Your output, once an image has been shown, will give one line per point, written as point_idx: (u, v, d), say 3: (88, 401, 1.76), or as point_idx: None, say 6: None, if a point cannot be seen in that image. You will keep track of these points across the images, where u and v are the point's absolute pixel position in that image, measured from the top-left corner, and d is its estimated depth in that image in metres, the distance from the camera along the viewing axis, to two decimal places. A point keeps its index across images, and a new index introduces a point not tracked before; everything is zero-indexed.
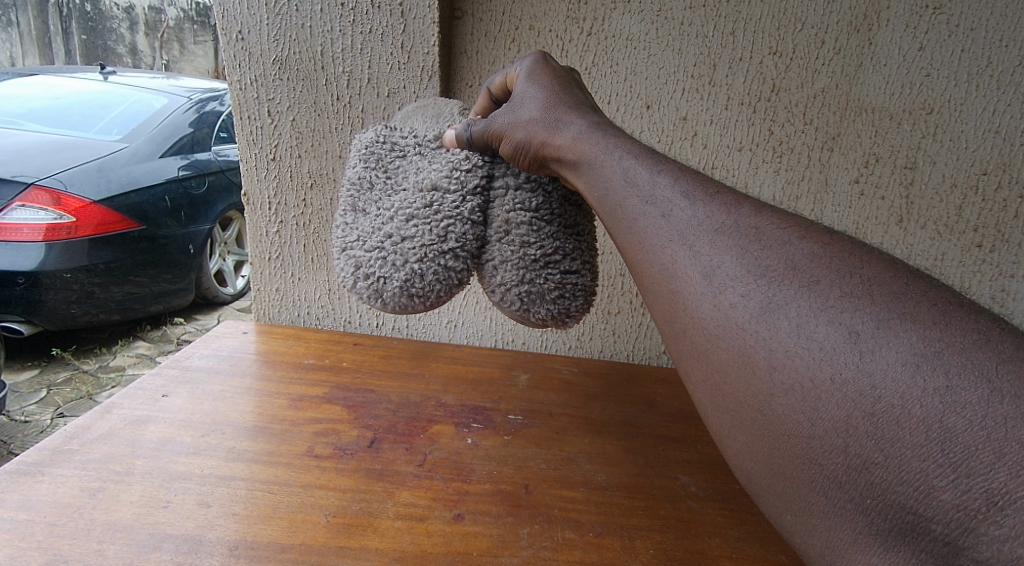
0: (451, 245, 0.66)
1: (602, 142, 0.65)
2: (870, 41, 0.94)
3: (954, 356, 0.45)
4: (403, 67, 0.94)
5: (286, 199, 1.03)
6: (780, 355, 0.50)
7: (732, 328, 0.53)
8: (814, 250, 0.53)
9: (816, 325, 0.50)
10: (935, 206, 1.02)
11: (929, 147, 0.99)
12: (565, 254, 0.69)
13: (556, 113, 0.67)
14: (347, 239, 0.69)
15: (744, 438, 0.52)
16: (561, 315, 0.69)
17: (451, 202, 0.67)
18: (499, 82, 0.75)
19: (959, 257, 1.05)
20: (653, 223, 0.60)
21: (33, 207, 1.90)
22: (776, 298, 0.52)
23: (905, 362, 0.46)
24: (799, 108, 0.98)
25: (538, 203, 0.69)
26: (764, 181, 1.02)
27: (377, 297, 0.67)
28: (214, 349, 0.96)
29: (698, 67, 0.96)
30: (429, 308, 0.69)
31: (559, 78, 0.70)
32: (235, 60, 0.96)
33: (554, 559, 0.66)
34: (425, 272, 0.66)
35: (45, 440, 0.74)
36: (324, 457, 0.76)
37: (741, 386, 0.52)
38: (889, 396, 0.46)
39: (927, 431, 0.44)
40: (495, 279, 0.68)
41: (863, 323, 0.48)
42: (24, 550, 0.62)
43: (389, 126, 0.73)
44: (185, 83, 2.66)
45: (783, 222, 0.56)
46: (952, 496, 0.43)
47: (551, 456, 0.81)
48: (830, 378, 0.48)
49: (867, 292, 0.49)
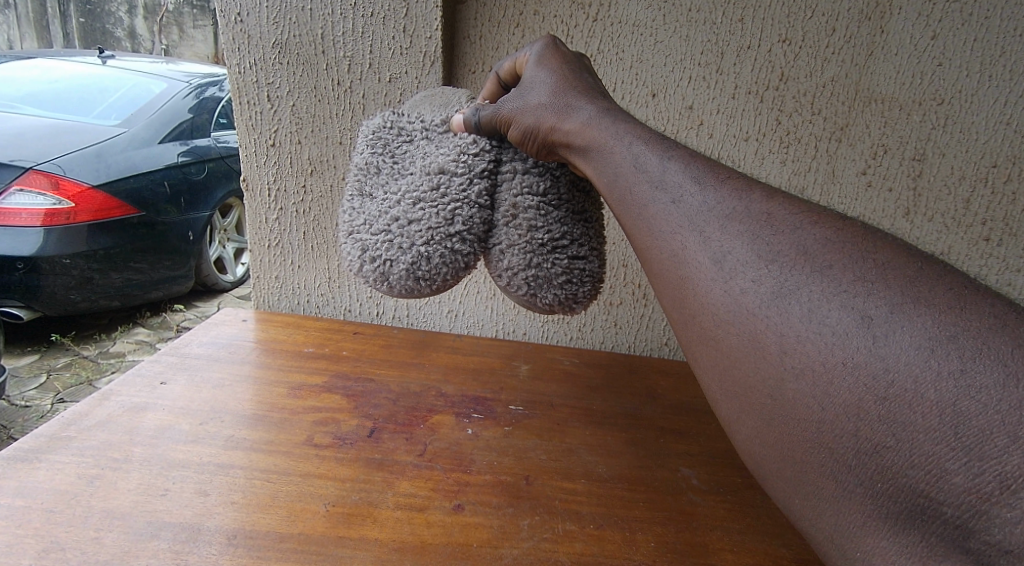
0: (457, 228, 0.65)
1: (612, 128, 0.64)
2: (881, 29, 0.93)
3: (969, 341, 0.44)
4: (405, 52, 0.93)
5: (286, 185, 1.02)
6: (792, 341, 0.49)
7: (743, 314, 0.52)
8: (826, 236, 0.52)
9: (828, 310, 0.49)
10: (943, 198, 1.01)
11: (939, 139, 0.98)
12: (572, 238, 0.68)
13: (565, 98, 0.66)
14: (354, 223, 0.68)
15: (754, 423, 0.52)
16: (568, 301, 0.68)
17: (457, 184, 0.66)
18: (509, 67, 0.73)
19: (965, 251, 1.04)
20: (663, 209, 0.59)
21: (31, 192, 1.88)
22: (787, 283, 0.51)
23: (920, 347, 0.45)
24: (807, 97, 0.96)
25: (545, 187, 0.68)
26: (771, 172, 1.00)
27: (383, 280, 0.67)
28: (214, 336, 0.95)
29: (705, 54, 0.94)
30: (435, 292, 0.68)
31: (569, 64, 0.69)
32: (233, 42, 0.95)
33: (555, 551, 0.65)
34: (432, 255, 0.65)
35: (42, 427, 0.74)
36: (323, 446, 0.75)
37: (751, 370, 0.52)
38: (903, 381, 0.45)
39: (941, 415, 0.44)
40: (502, 264, 0.67)
41: (876, 308, 0.47)
42: (21, 537, 0.61)
43: (397, 112, 0.73)
44: (183, 68, 2.64)
45: (795, 208, 0.55)
46: (965, 480, 0.43)
47: (552, 447, 0.80)
48: (842, 362, 0.47)
49: (881, 277, 0.49)
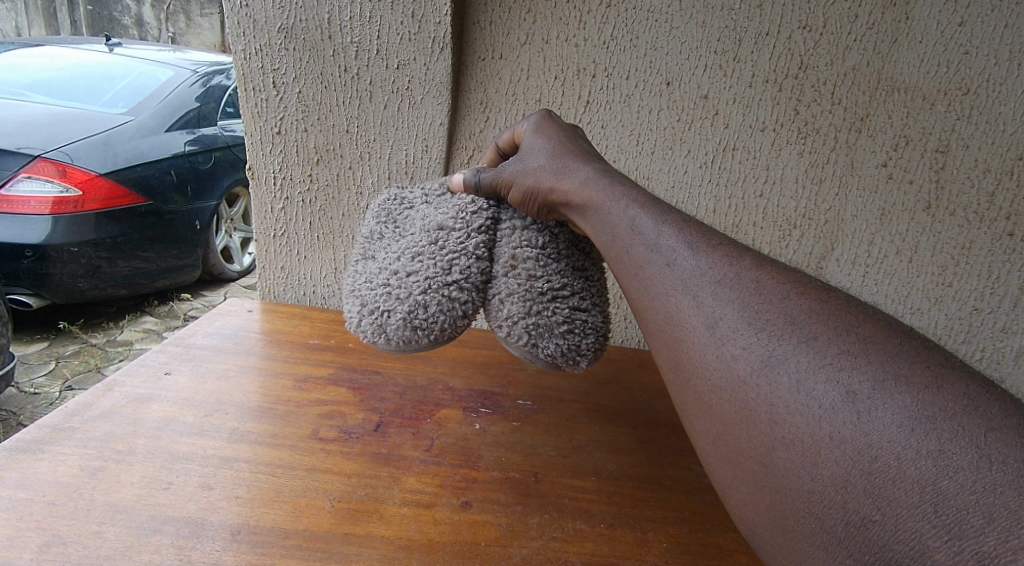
0: (455, 277, 0.66)
1: (609, 188, 0.66)
2: (906, 15, 0.90)
3: (947, 422, 0.46)
4: (413, 38, 0.91)
5: (292, 173, 1.00)
6: (782, 411, 0.51)
7: (734, 381, 0.54)
8: (813, 306, 0.54)
9: (815, 382, 0.51)
10: (966, 191, 0.98)
11: (964, 130, 0.95)
12: (573, 290, 0.68)
13: (563, 161, 0.69)
14: (355, 282, 0.70)
15: (747, 489, 0.53)
16: (571, 352, 0.67)
17: (456, 238, 0.68)
18: (508, 139, 0.77)
19: (987, 246, 1.00)
20: (658, 271, 0.61)
21: (39, 179, 1.88)
22: (776, 352, 0.53)
23: (901, 425, 0.47)
24: (827, 86, 0.94)
25: (544, 241, 0.69)
26: (787, 165, 0.98)
27: (381, 331, 0.67)
28: (219, 326, 0.94)
29: (722, 41, 0.92)
30: (434, 342, 0.68)
31: (565, 132, 0.73)
32: (238, 27, 0.93)
33: (565, 551, 0.64)
34: (429, 304, 0.66)
35: (44, 418, 0.73)
36: (329, 440, 0.74)
37: (743, 438, 0.53)
38: (886, 457, 0.46)
39: (921, 492, 0.45)
40: (502, 313, 0.67)
41: (859, 384, 0.49)
42: (22, 531, 0.60)
43: (400, 186, 0.77)
44: (191, 56, 2.62)
45: (783, 278, 0.57)
46: (946, 556, 0.43)
47: (561, 443, 0.79)
48: (828, 435, 0.49)
49: (864, 350, 0.51)
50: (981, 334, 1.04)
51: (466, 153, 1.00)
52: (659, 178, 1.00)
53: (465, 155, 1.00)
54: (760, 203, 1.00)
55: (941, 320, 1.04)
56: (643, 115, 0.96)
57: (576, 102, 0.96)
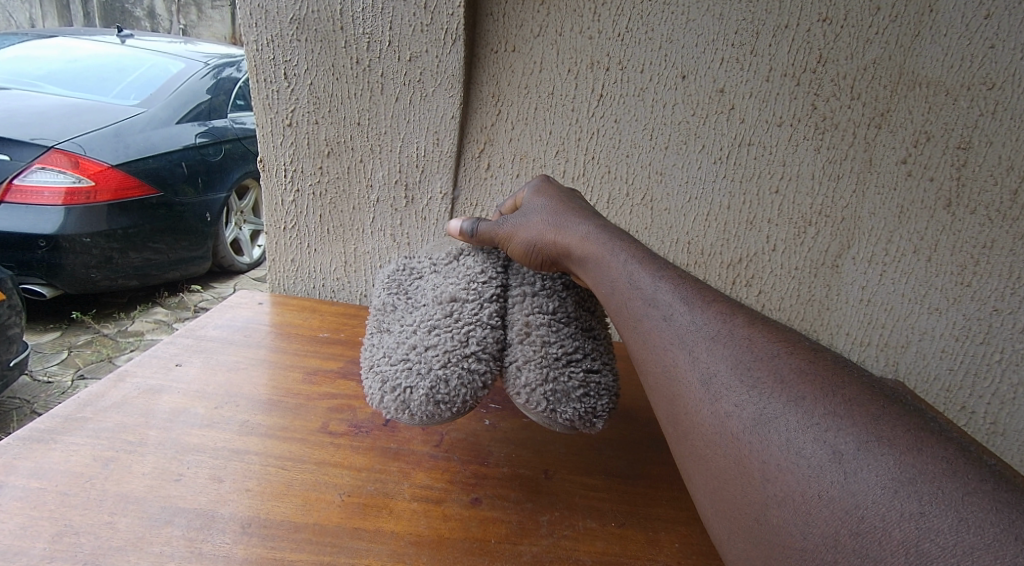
0: (473, 348, 0.65)
1: (608, 242, 0.67)
2: (930, 8, 0.89)
3: (927, 485, 0.46)
4: (425, 29, 0.91)
5: (302, 166, 1.00)
6: (774, 469, 0.52)
7: (728, 437, 0.54)
8: (801, 366, 0.55)
9: (803, 442, 0.51)
10: (988, 189, 0.95)
11: (987, 126, 0.92)
12: (585, 353, 0.68)
13: (563, 215, 0.70)
14: (373, 358, 0.69)
15: (743, 545, 0.53)
16: (588, 415, 0.67)
17: (470, 309, 0.67)
18: (509, 201, 0.79)
19: (1009, 246, 0.96)
20: (655, 325, 0.61)
21: (52, 170, 1.89)
22: (767, 410, 0.54)
23: (884, 486, 0.47)
24: (846, 80, 0.93)
25: (554, 306, 0.69)
26: (803, 161, 0.97)
27: (404, 408, 0.65)
28: (229, 319, 0.94)
29: (739, 34, 0.91)
30: (456, 416, 0.66)
31: (565, 193, 0.75)
32: (250, 18, 0.92)
33: (576, 550, 0.63)
34: (450, 377, 0.64)
35: (58, 407, 0.73)
36: (339, 434, 0.74)
37: (738, 493, 0.53)
38: (872, 517, 0.47)
39: (905, 554, 0.45)
40: (520, 381, 0.66)
41: (845, 444, 0.50)
42: (35, 520, 0.60)
43: (407, 257, 0.77)
44: (202, 48, 2.62)
45: (774, 336, 0.58)
46: None
47: (574, 441, 0.78)
48: (817, 494, 0.49)
49: (847, 412, 0.51)
50: (1001, 334, 1.00)
51: (477, 147, 0.99)
52: (672, 173, 0.99)
53: (475, 149, 0.99)
54: (776, 200, 0.99)
55: (960, 321, 1.00)
56: (656, 109, 0.95)
57: (590, 96, 0.95)
